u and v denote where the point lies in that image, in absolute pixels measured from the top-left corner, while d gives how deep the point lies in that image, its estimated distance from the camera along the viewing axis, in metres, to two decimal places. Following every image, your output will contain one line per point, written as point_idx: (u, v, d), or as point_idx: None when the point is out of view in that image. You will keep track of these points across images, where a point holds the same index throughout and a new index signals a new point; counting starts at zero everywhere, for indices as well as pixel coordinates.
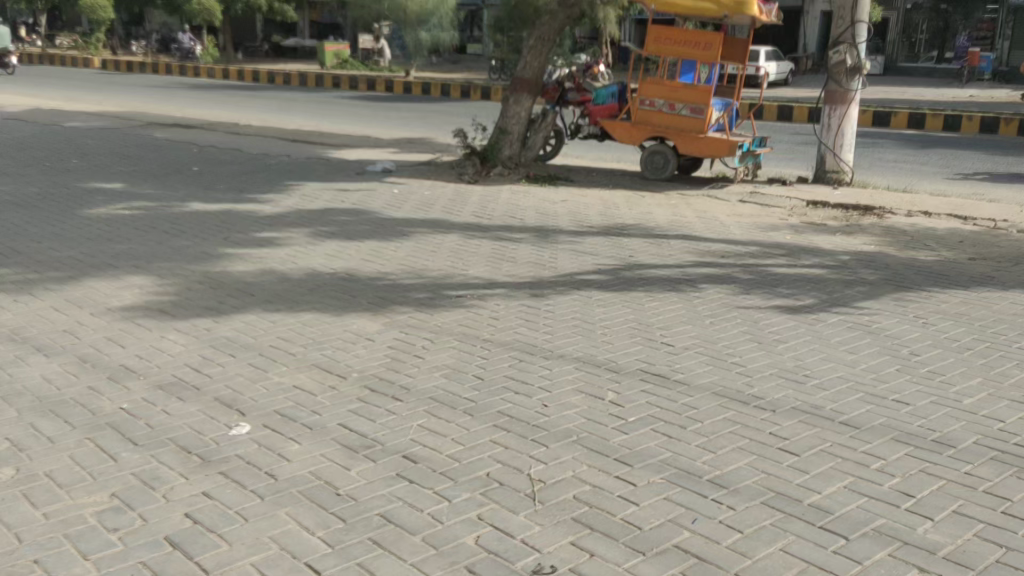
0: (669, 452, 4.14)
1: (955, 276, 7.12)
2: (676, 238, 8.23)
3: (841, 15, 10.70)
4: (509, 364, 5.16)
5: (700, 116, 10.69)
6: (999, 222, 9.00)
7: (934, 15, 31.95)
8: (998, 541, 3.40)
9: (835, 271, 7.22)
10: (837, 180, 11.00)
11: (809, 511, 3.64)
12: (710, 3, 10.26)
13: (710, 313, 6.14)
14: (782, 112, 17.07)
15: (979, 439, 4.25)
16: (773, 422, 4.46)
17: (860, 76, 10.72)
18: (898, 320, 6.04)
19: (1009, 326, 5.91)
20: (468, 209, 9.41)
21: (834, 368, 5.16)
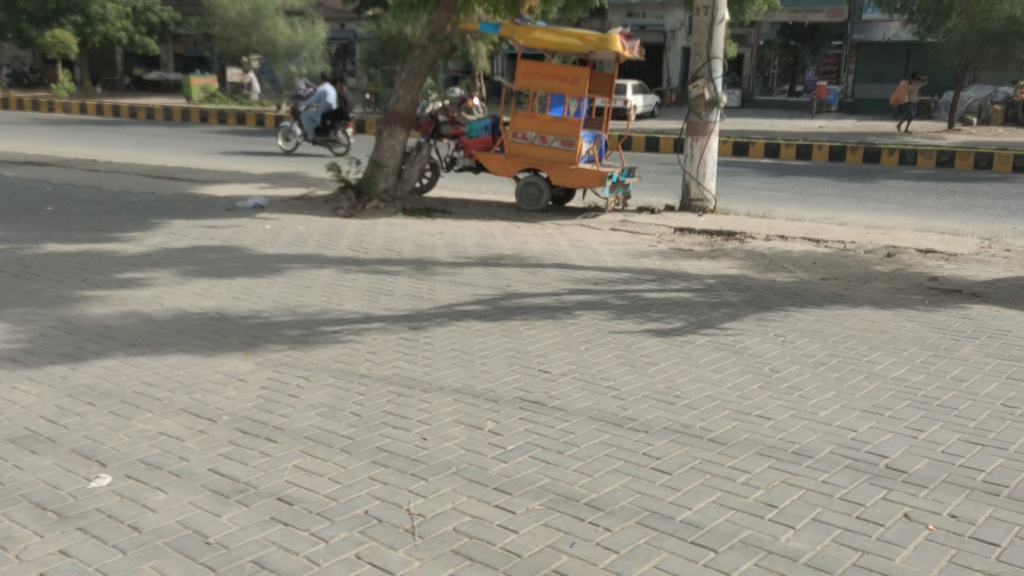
0: (547, 477, 4.21)
1: (810, 296, 7.58)
2: (552, 267, 8.42)
3: (697, 52, 11.27)
4: (387, 399, 5.12)
5: (571, 148, 11.00)
6: (849, 244, 9.66)
7: (785, 51, 34.19)
8: (854, 545, 3.62)
9: (700, 294, 7.56)
10: (702, 208, 11.54)
11: (680, 528, 3.77)
12: (577, 39, 10.60)
13: (585, 339, 6.30)
14: (650, 143, 17.77)
15: (834, 449, 4.52)
16: (646, 443, 4.60)
17: (718, 109, 11.30)
18: (760, 339, 6.36)
19: (859, 341, 6.33)
20: (343, 243, 9.33)
21: (701, 388, 5.37)
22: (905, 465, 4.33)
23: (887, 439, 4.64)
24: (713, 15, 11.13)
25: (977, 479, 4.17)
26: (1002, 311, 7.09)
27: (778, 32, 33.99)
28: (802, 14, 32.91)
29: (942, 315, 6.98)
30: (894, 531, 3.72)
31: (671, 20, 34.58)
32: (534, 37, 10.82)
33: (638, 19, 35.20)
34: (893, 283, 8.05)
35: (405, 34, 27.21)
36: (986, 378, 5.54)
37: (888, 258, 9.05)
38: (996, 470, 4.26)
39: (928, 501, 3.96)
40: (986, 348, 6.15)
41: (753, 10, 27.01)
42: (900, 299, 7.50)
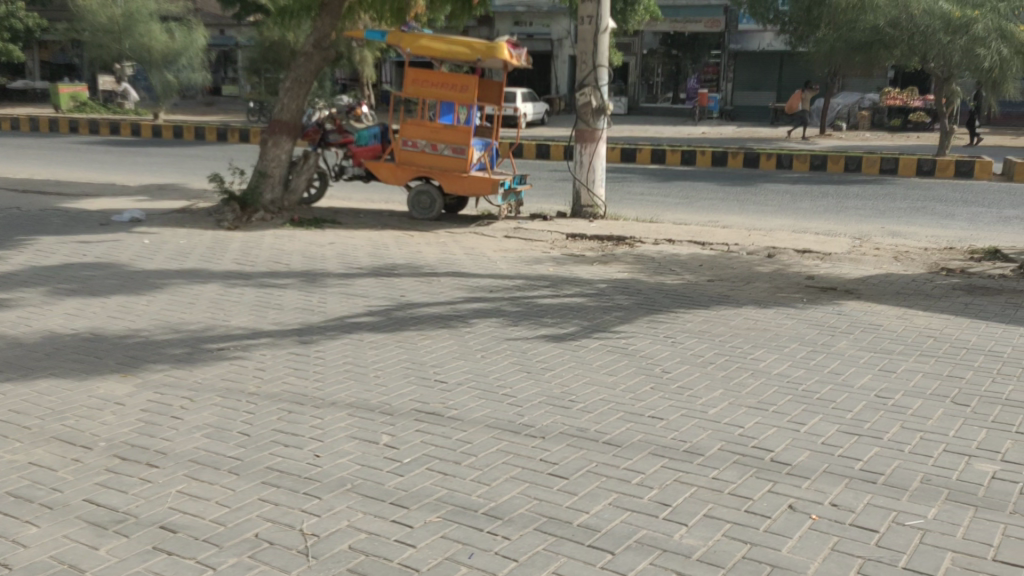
0: (444, 489, 4.17)
1: (697, 297, 7.81)
2: (445, 275, 8.38)
3: (583, 60, 11.47)
4: (278, 417, 4.97)
5: (462, 156, 10.99)
6: (732, 246, 10.01)
7: (667, 60, 35.14)
8: (743, 538, 3.73)
9: (593, 299, 7.67)
10: (593, 214, 11.73)
11: (578, 531, 3.79)
12: (464, 46, 10.61)
13: (481, 347, 6.28)
14: (540, 150, 17.99)
15: (723, 446, 4.65)
16: (543, 449, 4.62)
17: (605, 116, 11.55)
18: (651, 340, 6.50)
19: (744, 339, 6.55)
20: (228, 257, 9.02)
21: (596, 392, 5.44)
22: (790, 458, 4.50)
23: (772, 433, 4.81)
24: (597, 24, 11.35)
25: (855, 468, 4.38)
26: (874, 307, 7.48)
27: (660, 41, 34.82)
28: (681, 25, 33.67)
29: (819, 312, 7.30)
30: (780, 522, 3.86)
31: (558, 29, 35.05)
32: (421, 45, 10.82)
33: (526, 28, 35.56)
34: (774, 282, 8.39)
35: (288, 39, 26.64)
36: (860, 370, 5.83)
37: (768, 259, 9.42)
38: (872, 459, 4.47)
39: (811, 492, 4.12)
40: (859, 342, 6.48)
41: (635, 20, 27.86)
42: (781, 298, 7.81)
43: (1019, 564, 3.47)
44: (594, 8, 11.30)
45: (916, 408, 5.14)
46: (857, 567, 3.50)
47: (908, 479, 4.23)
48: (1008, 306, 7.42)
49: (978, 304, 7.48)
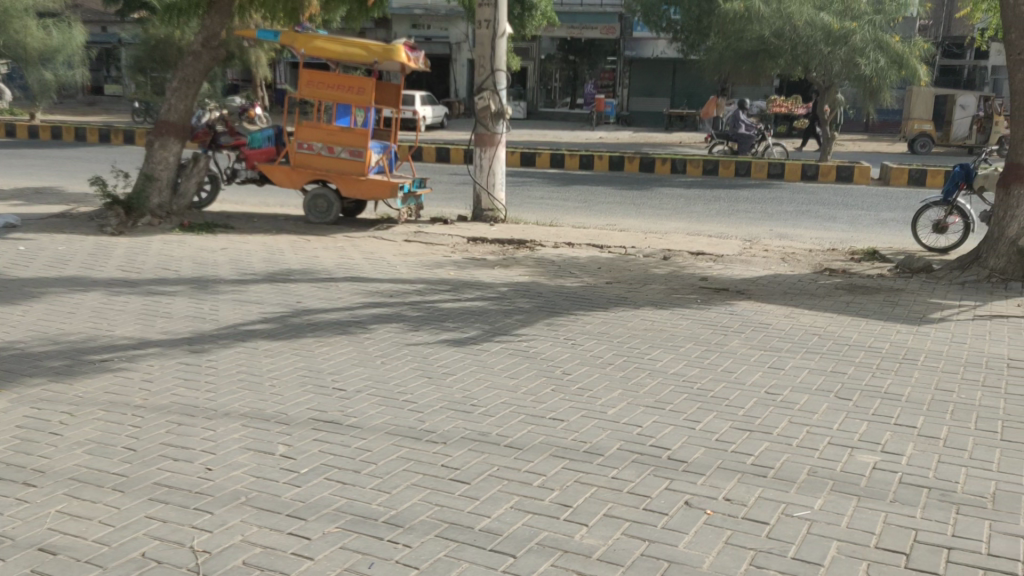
0: (344, 498, 4.08)
1: (596, 299, 7.93)
2: (343, 281, 8.24)
3: (482, 64, 11.50)
4: (167, 430, 4.76)
5: (359, 159, 10.84)
6: (629, 249, 10.21)
7: (565, 65, 35.45)
8: (642, 535, 3.79)
9: (494, 302, 7.68)
10: (493, 218, 11.76)
11: (480, 536, 3.78)
12: (360, 49, 10.46)
13: (381, 353, 6.20)
14: (440, 153, 17.94)
15: (622, 445, 4.73)
16: (444, 454, 4.59)
17: (503, 121, 11.59)
18: (552, 343, 6.56)
19: (642, 340, 6.68)
20: (112, 263, 8.62)
21: (497, 395, 5.44)
22: (685, 455, 4.61)
23: (668, 431, 4.92)
24: (494, 29, 11.39)
25: (747, 463, 4.52)
26: (763, 306, 7.76)
27: (558, 46, 35.23)
28: (579, 31, 34.13)
29: (713, 312, 7.52)
30: (676, 518, 3.94)
31: (456, 32, 35.10)
32: (316, 46, 10.64)
33: (424, 31, 35.44)
34: (669, 284, 8.60)
35: (174, 37, 25.79)
36: (752, 368, 6.03)
37: (664, 261, 9.64)
38: (763, 454, 4.63)
39: (706, 487, 4.23)
40: (750, 341, 6.70)
41: (533, 24, 28.11)
42: (676, 299, 8.01)
43: (898, 549, 3.65)
44: (491, 13, 11.35)
45: (803, 404, 5.35)
46: (749, 560, 3.60)
47: (796, 472, 4.39)
48: (887, 304, 7.83)
49: (858, 303, 7.85)
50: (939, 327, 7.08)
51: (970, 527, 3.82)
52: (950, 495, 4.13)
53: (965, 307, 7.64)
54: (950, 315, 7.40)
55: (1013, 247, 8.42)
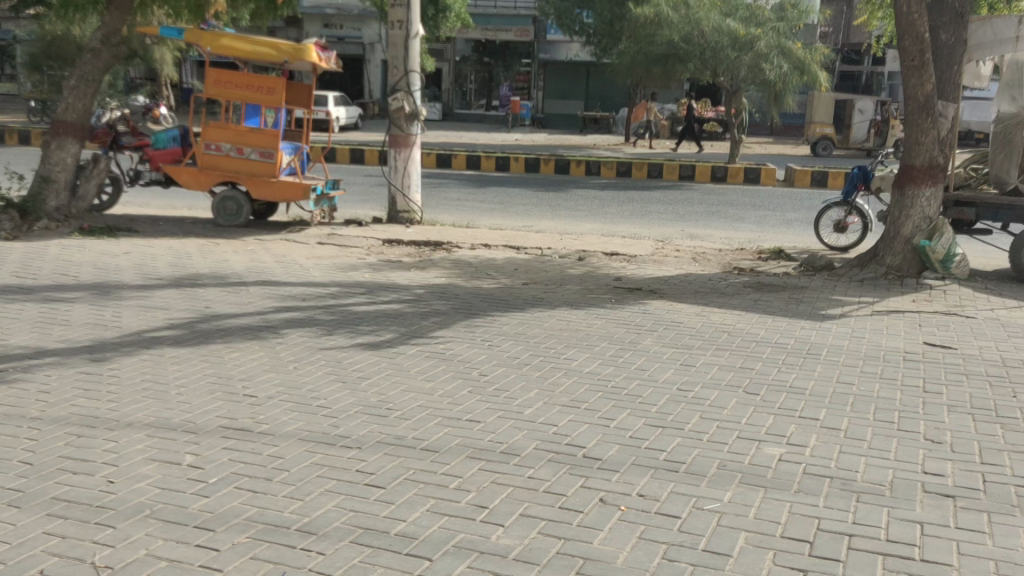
0: (254, 508, 3.98)
1: (512, 300, 7.97)
2: (254, 285, 8.05)
3: (395, 65, 11.41)
4: (65, 442, 4.56)
5: (269, 160, 10.60)
6: (545, 250, 10.29)
7: (480, 67, 35.69)
8: (557, 534, 3.82)
9: (410, 305, 7.63)
10: (409, 220, 11.70)
11: (395, 541, 3.74)
12: (269, 48, 10.24)
13: (293, 358, 6.08)
14: (354, 155, 17.75)
15: (538, 445, 4.76)
16: (359, 459, 4.53)
17: (418, 122, 11.51)
18: (469, 344, 6.55)
19: (558, 340, 6.75)
20: (6, 269, 8.22)
21: (413, 398, 5.40)
22: (600, 453, 4.66)
23: (584, 430, 4.97)
24: (407, 29, 11.32)
25: (660, 458, 4.61)
26: (676, 305, 7.93)
27: (472, 48, 35.30)
28: (493, 33, 34.38)
29: (627, 312, 7.64)
30: (591, 516, 3.98)
31: (369, 33, 34.81)
32: (223, 44, 10.38)
33: (336, 31, 34.99)
34: (584, 284, 8.71)
35: (72, 34, 24.77)
36: (664, 366, 6.15)
37: (579, 262, 9.76)
38: (675, 449, 4.73)
39: (620, 484, 4.29)
40: (663, 339, 6.84)
41: (448, 26, 28.03)
42: (591, 299, 8.10)
43: (803, 538, 3.78)
44: (404, 13, 11.30)
45: (713, 399, 5.49)
46: (662, 553, 3.68)
47: (706, 466, 4.50)
48: (791, 301, 8.11)
49: (764, 301, 8.11)
50: (840, 323, 7.37)
51: (870, 514, 3.98)
52: (851, 484, 4.30)
53: (864, 304, 7.97)
54: (850, 311, 7.72)
55: (908, 246, 8.86)
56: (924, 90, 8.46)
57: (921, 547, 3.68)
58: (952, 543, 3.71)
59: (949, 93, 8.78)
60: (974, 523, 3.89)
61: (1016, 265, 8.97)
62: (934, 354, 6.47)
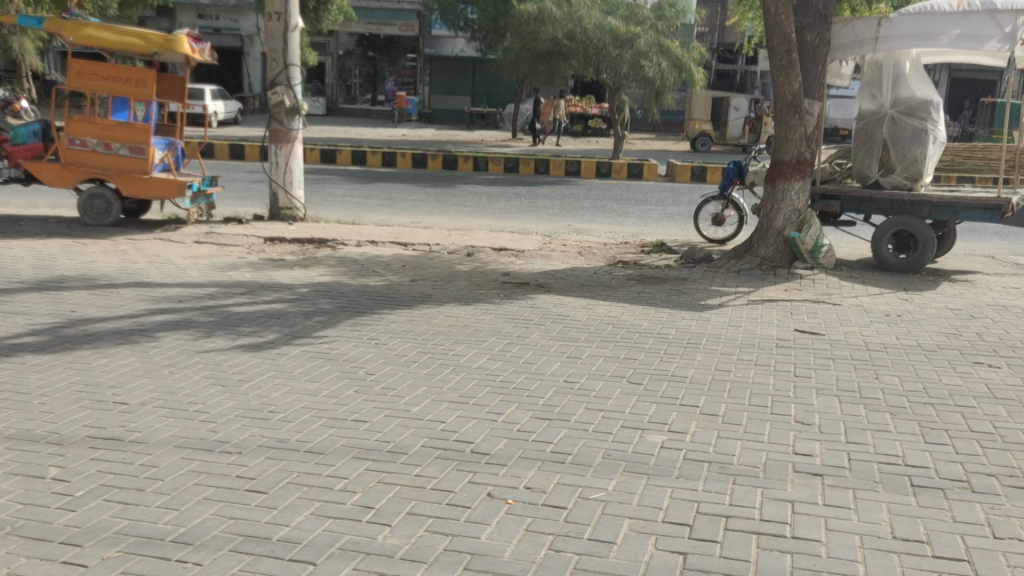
0: (127, 520, 3.80)
1: (400, 297, 7.89)
2: (126, 286, 7.69)
3: (274, 58, 11.09)
4: None
5: (141, 155, 10.14)
6: (433, 246, 10.24)
7: (364, 61, 35.16)
8: (445, 531, 3.80)
9: (293, 304, 7.45)
10: (292, 217, 11.42)
11: (278, 547, 3.64)
12: (137, 38, 9.79)
13: (168, 362, 5.83)
14: (233, 150, 17.19)
15: (426, 442, 4.73)
16: (239, 465, 4.38)
17: (300, 117, 11.22)
18: (354, 343, 6.45)
19: (446, 336, 6.72)
20: None
21: (296, 400, 5.27)
22: (488, 447, 4.68)
23: (472, 425, 4.97)
24: (286, 22, 11.04)
25: (546, 450, 4.66)
26: (562, 299, 8.04)
27: (356, 42, 34.74)
28: (377, 27, 33.97)
29: (515, 306, 7.69)
30: (479, 511, 3.99)
31: (247, 24, 33.72)
32: (87, 35, 9.78)
33: (211, 22, 33.73)
34: (472, 280, 8.71)
35: None
36: (551, 359, 6.22)
37: (467, 258, 9.76)
38: (562, 441, 4.79)
39: (507, 478, 4.32)
40: (550, 332, 6.91)
41: (329, 19, 27.57)
42: (479, 295, 8.11)
43: (684, 522, 3.89)
44: (282, 5, 10.99)
45: (598, 390, 5.60)
46: (548, 544, 3.71)
47: (592, 456, 4.58)
48: (673, 292, 8.35)
49: (648, 292, 8.32)
50: (719, 312, 7.64)
51: (745, 496, 4.14)
52: (728, 467, 4.46)
53: (740, 294, 8.29)
54: (727, 301, 8.01)
55: (780, 237, 9.28)
56: (791, 89, 8.86)
57: (792, 525, 3.85)
58: (820, 520, 3.90)
59: (814, 92, 9.21)
60: (840, 499, 4.10)
61: (878, 255, 9.52)
62: (804, 341, 6.79)
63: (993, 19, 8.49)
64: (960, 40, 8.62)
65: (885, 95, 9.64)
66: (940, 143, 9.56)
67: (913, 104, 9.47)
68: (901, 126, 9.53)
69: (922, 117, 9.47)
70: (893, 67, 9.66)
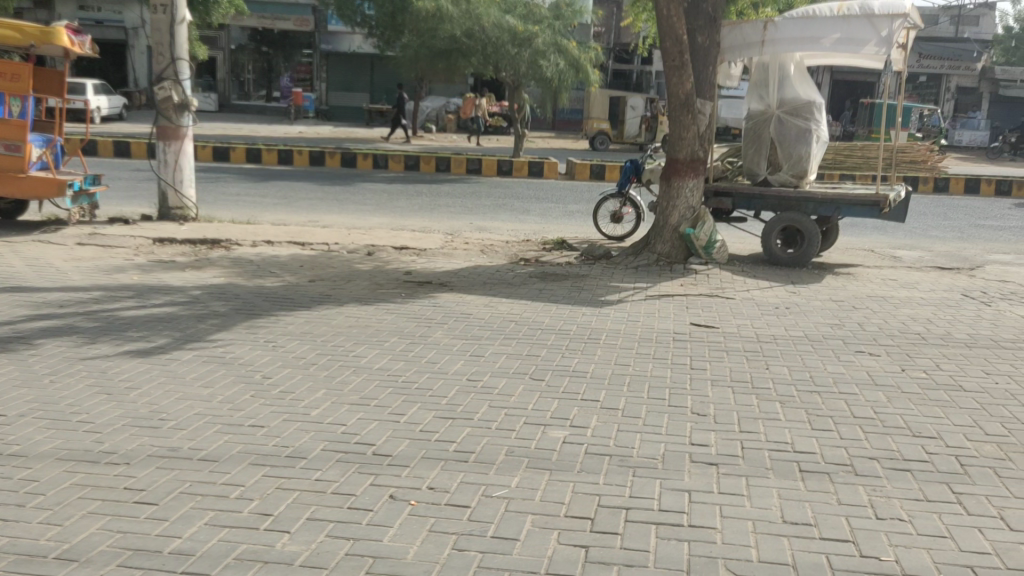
0: (4, 539, 3.59)
1: (297, 298, 7.72)
2: (2, 291, 7.26)
3: (160, 52, 10.69)
4: None
5: (17, 153, 9.59)
6: (332, 245, 10.06)
7: (257, 56, 34.35)
8: (346, 535, 3.74)
9: (185, 307, 7.19)
10: (183, 217, 11.01)
11: (169, 559, 3.50)
12: (11, 30, 9.26)
13: (49, 370, 5.54)
14: (118, 147, 16.47)
15: (325, 446, 4.63)
16: (127, 476, 4.19)
17: (189, 113, 10.85)
18: (250, 346, 6.27)
19: (346, 337, 6.61)
20: None
21: (189, 406, 5.08)
22: (390, 449, 4.62)
23: (373, 427, 4.91)
24: (172, 14, 10.62)
25: (449, 450, 4.64)
26: (464, 297, 8.03)
27: (248, 37, 33.91)
28: (270, 21, 33.12)
29: (417, 305, 7.63)
30: (381, 513, 3.94)
31: (131, 17, 32.40)
32: None
33: (93, 14, 32.33)
34: (373, 280, 8.59)
35: None
36: (453, 358, 6.20)
37: (368, 257, 9.63)
38: (465, 439, 4.78)
39: (409, 479, 4.28)
40: (453, 331, 6.90)
41: (219, 13, 26.64)
42: (380, 295, 8.00)
43: (585, 515, 3.94)
44: None
45: (500, 387, 5.61)
46: (451, 544, 3.69)
47: (494, 454, 4.59)
48: (573, 289, 8.45)
49: (549, 289, 8.40)
50: (617, 308, 7.78)
51: (644, 487, 4.23)
52: (627, 460, 4.54)
53: (637, 289, 8.46)
54: (625, 297, 8.16)
55: (675, 234, 9.52)
56: (684, 89, 9.10)
57: (689, 514, 3.95)
58: (715, 508, 4.01)
59: (706, 92, 9.49)
60: (733, 487, 4.23)
61: (768, 250, 9.88)
62: (699, 334, 6.98)
63: (870, 24, 8.89)
64: (841, 43, 9.04)
65: (772, 95, 10.01)
66: (822, 142, 10.01)
67: (798, 104, 9.86)
68: (787, 126, 9.91)
69: (806, 117, 9.88)
70: (780, 69, 10.02)
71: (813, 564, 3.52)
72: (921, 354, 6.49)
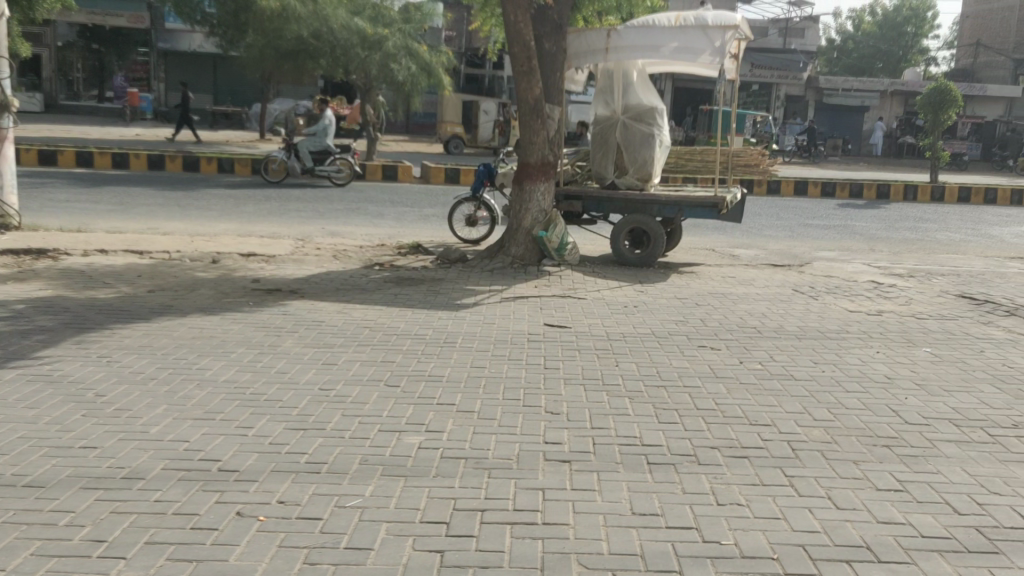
0: None
1: (136, 309, 7.30)
2: None
3: None
4: None
5: None
6: (173, 253, 9.59)
7: (87, 54, 32.31)
8: (189, 557, 3.54)
9: (6, 322, 6.64)
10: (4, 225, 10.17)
11: None
12: None
13: None
14: None
15: (166, 464, 4.39)
16: None
17: (10, 113, 10.04)
18: (82, 362, 5.86)
19: (189, 350, 6.30)
20: None
21: (11, 429, 4.70)
22: (237, 463, 4.44)
23: (218, 441, 4.70)
24: None
25: (301, 461, 4.50)
26: (316, 304, 7.84)
27: (77, 33, 31.87)
28: (100, 18, 30.95)
29: (266, 314, 7.38)
30: (227, 532, 3.76)
31: None
32: None
33: None
34: (218, 288, 8.25)
35: None
36: (305, 367, 6.03)
37: (212, 264, 9.24)
38: (317, 450, 4.65)
39: (258, 494, 4.11)
40: (304, 339, 6.71)
41: (44, 7, 24.84)
42: (227, 304, 7.69)
43: (440, 520, 3.91)
44: None
45: (354, 395, 5.51)
46: (303, 558, 3.58)
47: (348, 463, 4.48)
48: (429, 293, 8.42)
49: (404, 294, 8.34)
50: (472, 310, 7.82)
51: (500, 488, 4.25)
52: (483, 462, 4.56)
53: (493, 292, 8.53)
54: (481, 299, 8.21)
55: (528, 237, 9.68)
56: (533, 94, 9.24)
57: (543, 512, 4.00)
58: (568, 504, 4.08)
59: (554, 98, 9.70)
60: (585, 482, 4.33)
61: (616, 250, 10.21)
62: (552, 334, 7.11)
63: (705, 34, 9.35)
64: (678, 52, 9.49)
65: (618, 101, 10.32)
66: (665, 146, 10.42)
67: (641, 110, 10.21)
68: (632, 131, 10.25)
69: (649, 123, 10.24)
70: (624, 76, 10.33)
71: (660, 553, 3.64)
72: (758, 347, 6.86)
